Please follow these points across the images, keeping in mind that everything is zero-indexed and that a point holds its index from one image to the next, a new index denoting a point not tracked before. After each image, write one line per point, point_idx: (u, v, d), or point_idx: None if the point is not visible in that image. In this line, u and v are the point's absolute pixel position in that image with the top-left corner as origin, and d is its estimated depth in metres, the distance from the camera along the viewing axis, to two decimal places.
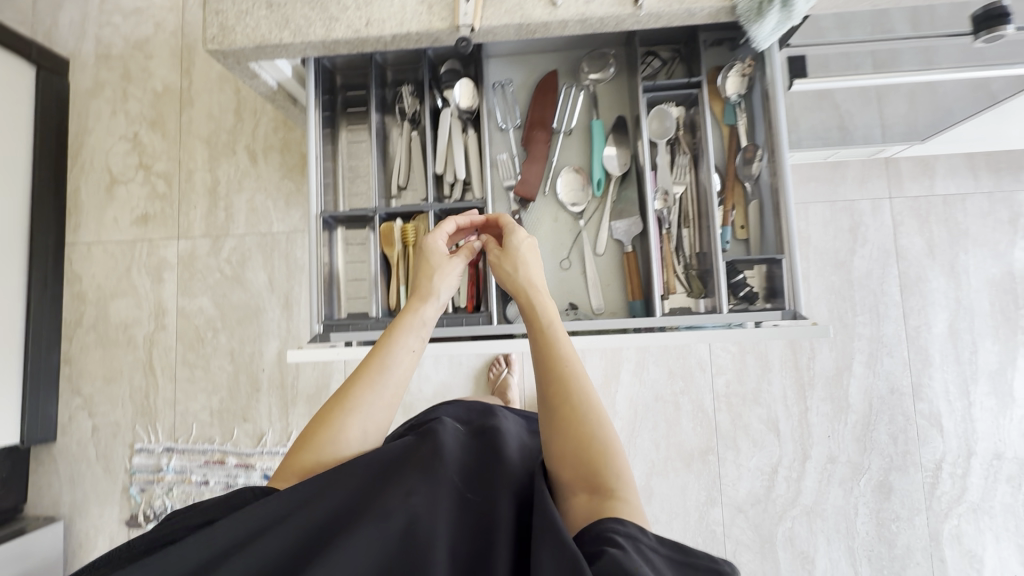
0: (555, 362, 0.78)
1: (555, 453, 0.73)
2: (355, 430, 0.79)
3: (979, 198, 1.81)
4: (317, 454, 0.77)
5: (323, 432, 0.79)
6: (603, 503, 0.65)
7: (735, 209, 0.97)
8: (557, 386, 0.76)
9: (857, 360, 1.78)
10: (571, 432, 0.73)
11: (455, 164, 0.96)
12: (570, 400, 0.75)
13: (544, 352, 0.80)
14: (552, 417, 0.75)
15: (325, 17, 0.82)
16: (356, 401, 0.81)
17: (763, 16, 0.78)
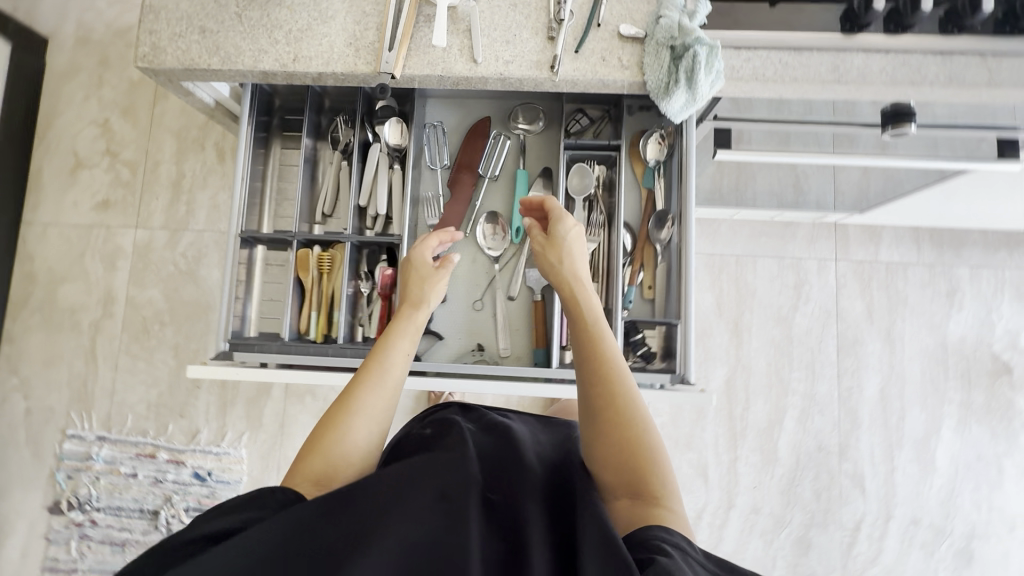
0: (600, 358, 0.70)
1: (597, 457, 0.66)
2: (362, 431, 0.67)
3: (921, 268, 1.87)
4: (324, 464, 0.63)
5: (326, 437, 0.65)
6: (651, 510, 0.60)
7: (645, 269, 0.98)
8: (601, 386, 0.68)
9: (789, 415, 1.82)
10: (617, 436, 0.65)
11: (379, 198, 0.98)
12: (618, 402, 0.67)
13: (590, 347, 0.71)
14: (601, 420, 0.67)
15: (255, 49, 0.85)
16: (362, 399, 0.68)
17: (670, 94, 0.80)
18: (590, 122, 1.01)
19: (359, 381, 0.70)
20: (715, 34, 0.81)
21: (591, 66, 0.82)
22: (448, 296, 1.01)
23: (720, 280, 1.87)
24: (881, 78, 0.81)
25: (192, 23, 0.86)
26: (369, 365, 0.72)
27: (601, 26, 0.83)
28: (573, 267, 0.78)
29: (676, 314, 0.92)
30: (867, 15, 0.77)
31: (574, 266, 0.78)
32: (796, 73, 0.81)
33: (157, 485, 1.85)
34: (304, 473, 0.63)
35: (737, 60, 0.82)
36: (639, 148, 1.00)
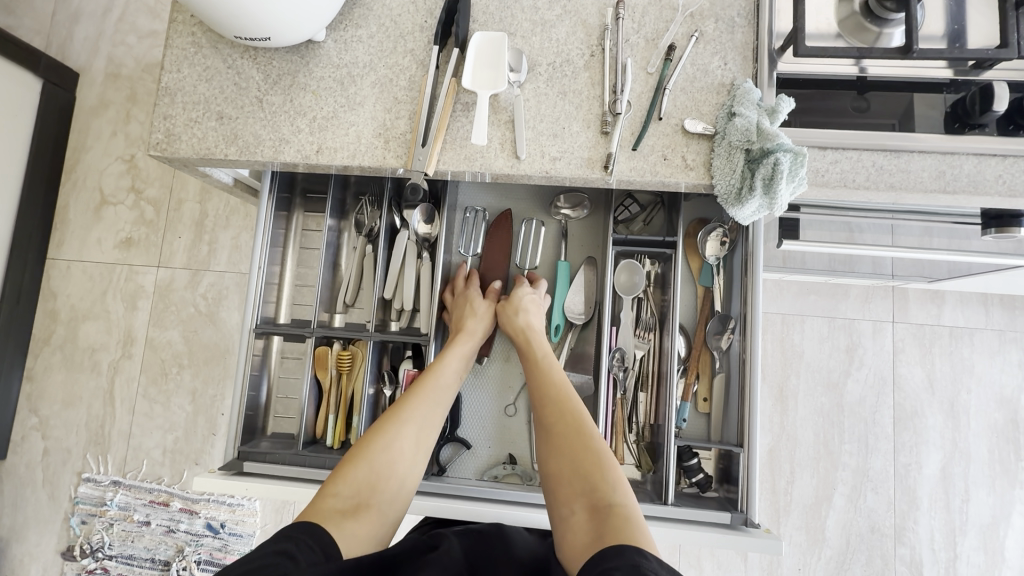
0: (545, 384, 0.75)
1: (551, 478, 0.66)
2: (408, 439, 0.69)
3: (988, 334, 1.70)
4: (367, 474, 0.64)
5: (371, 442, 0.67)
6: (608, 520, 0.57)
7: (700, 379, 0.88)
8: (551, 409, 0.71)
9: (839, 491, 1.66)
10: (573, 452, 0.66)
11: (405, 291, 0.89)
12: (564, 420, 0.70)
13: (543, 376, 0.76)
14: (554, 444, 0.68)
15: (276, 138, 0.77)
16: (403, 413, 0.71)
17: (742, 201, 0.69)
18: (640, 210, 0.91)
19: (408, 394, 0.74)
20: (797, 133, 0.70)
21: (651, 165, 0.72)
22: (478, 399, 0.92)
23: (765, 339, 1.75)
24: (998, 187, 0.69)
25: (210, 107, 0.79)
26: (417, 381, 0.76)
27: (662, 119, 0.73)
28: (526, 319, 0.84)
29: (737, 439, 0.80)
30: (982, 116, 0.65)
31: (526, 316, 0.84)
32: (894, 179, 0.70)
33: (169, 535, 1.68)
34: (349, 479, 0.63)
35: (822, 162, 0.71)
36: (695, 242, 0.90)
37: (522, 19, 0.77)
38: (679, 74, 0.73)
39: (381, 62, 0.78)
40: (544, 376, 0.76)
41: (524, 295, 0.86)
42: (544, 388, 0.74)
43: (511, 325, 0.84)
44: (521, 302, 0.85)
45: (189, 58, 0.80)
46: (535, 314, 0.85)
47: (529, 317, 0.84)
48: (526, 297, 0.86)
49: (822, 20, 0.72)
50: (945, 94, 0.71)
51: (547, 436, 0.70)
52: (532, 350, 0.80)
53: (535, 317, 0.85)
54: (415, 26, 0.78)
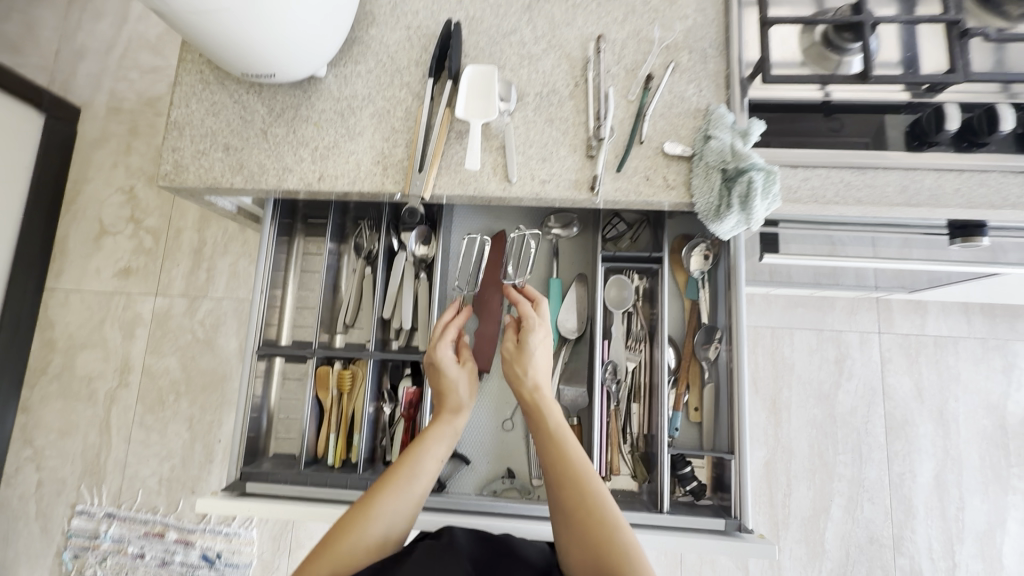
0: (562, 458, 0.70)
1: (571, 570, 0.63)
2: (385, 536, 0.64)
3: (972, 342, 1.75)
4: (338, 571, 0.60)
5: (348, 536, 0.63)
6: None
7: (690, 389, 0.91)
8: (569, 486, 0.68)
9: (836, 503, 1.67)
10: (589, 541, 0.63)
11: (403, 311, 0.92)
12: (584, 501, 0.66)
13: (553, 450, 0.71)
14: (571, 530, 0.65)
15: (280, 167, 0.81)
16: (382, 503, 0.66)
17: (721, 217, 0.73)
18: (627, 228, 0.96)
19: (390, 480, 0.68)
20: (769, 153, 0.75)
21: (634, 185, 0.76)
22: (476, 415, 0.94)
23: (756, 352, 1.78)
24: (958, 200, 0.74)
25: (216, 140, 0.83)
26: (402, 463, 0.71)
27: (643, 143, 0.78)
28: (534, 376, 0.79)
29: (728, 446, 0.83)
30: (937, 134, 0.71)
31: (534, 374, 0.79)
32: (861, 194, 0.75)
33: (164, 567, 1.65)
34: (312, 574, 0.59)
35: (793, 180, 0.76)
36: (681, 258, 0.94)
37: (511, 53, 0.82)
38: (658, 100, 0.79)
39: (379, 95, 0.83)
40: (554, 448, 0.72)
41: (536, 346, 0.81)
42: (559, 462, 0.70)
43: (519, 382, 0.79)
44: (530, 352, 0.80)
45: (196, 94, 0.85)
46: (544, 370, 0.80)
47: (537, 374, 0.79)
48: (538, 349, 0.81)
49: (787, 51, 0.79)
50: (904, 115, 0.76)
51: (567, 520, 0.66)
52: (542, 414, 0.76)
53: (544, 374, 0.80)
54: (410, 62, 0.84)
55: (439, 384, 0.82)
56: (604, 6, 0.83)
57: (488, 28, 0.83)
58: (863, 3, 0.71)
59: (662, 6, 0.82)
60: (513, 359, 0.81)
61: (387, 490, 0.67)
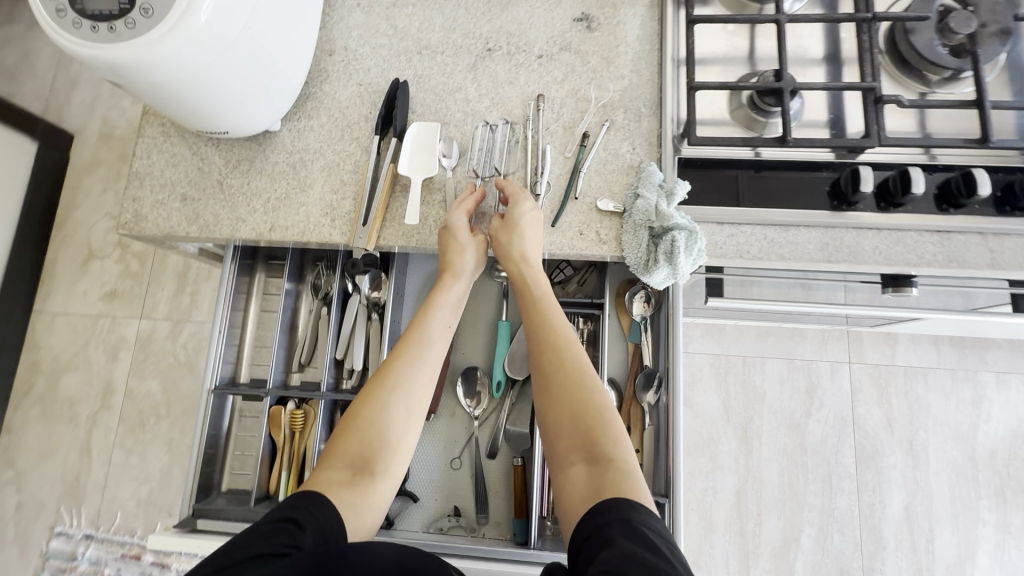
0: (547, 334, 0.74)
1: (551, 424, 0.69)
2: (397, 410, 0.69)
3: (942, 373, 1.76)
4: (358, 446, 0.66)
5: (361, 414, 0.68)
6: (608, 473, 0.60)
7: (632, 432, 0.93)
8: (552, 357, 0.73)
9: (806, 533, 1.68)
10: (570, 402, 0.68)
11: (355, 352, 0.95)
12: (565, 370, 0.71)
13: (542, 323, 0.75)
14: (555, 392, 0.70)
15: (233, 217, 0.85)
16: (394, 376, 0.71)
17: (650, 269, 0.76)
18: (574, 272, 0.99)
19: (397, 357, 0.73)
20: (696, 210, 0.78)
21: (569, 239, 0.80)
22: (426, 454, 0.97)
23: (727, 381, 1.80)
24: (875, 257, 0.77)
25: (174, 191, 0.87)
26: (407, 340, 0.75)
27: (578, 199, 0.81)
28: (522, 247, 0.77)
29: (664, 491, 0.85)
30: (854, 195, 0.74)
31: (522, 245, 0.77)
32: (783, 250, 0.78)
33: None
34: (339, 454, 0.65)
35: (719, 236, 0.79)
36: (625, 302, 0.97)
37: (456, 110, 0.86)
38: (593, 157, 0.82)
39: (329, 148, 0.87)
40: (542, 323, 0.75)
41: (523, 217, 0.77)
42: (543, 336, 0.74)
43: (506, 252, 0.77)
44: (520, 227, 0.76)
45: (158, 145, 0.89)
46: (533, 242, 0.77)
47: (526, 246, 0.77)
48: (528, 226, 0.76)
49: (714, 111, 0.83)
50: (826, 175, 0.78)
51: (548, 386, 0.71)
52: (530, 287, 0.78)
53: (533, 245, 0.77)
54: (361, 117, 0.88)
55: (443, 259, 0.80)
56: (546, 65, 0.87)
57: (435, 85, 0.88)
58: (783, 71, 0.75)
59: (601, 66, 0.86)
60: (501, 231, 0.78)
61: (394, 367, 0.72)
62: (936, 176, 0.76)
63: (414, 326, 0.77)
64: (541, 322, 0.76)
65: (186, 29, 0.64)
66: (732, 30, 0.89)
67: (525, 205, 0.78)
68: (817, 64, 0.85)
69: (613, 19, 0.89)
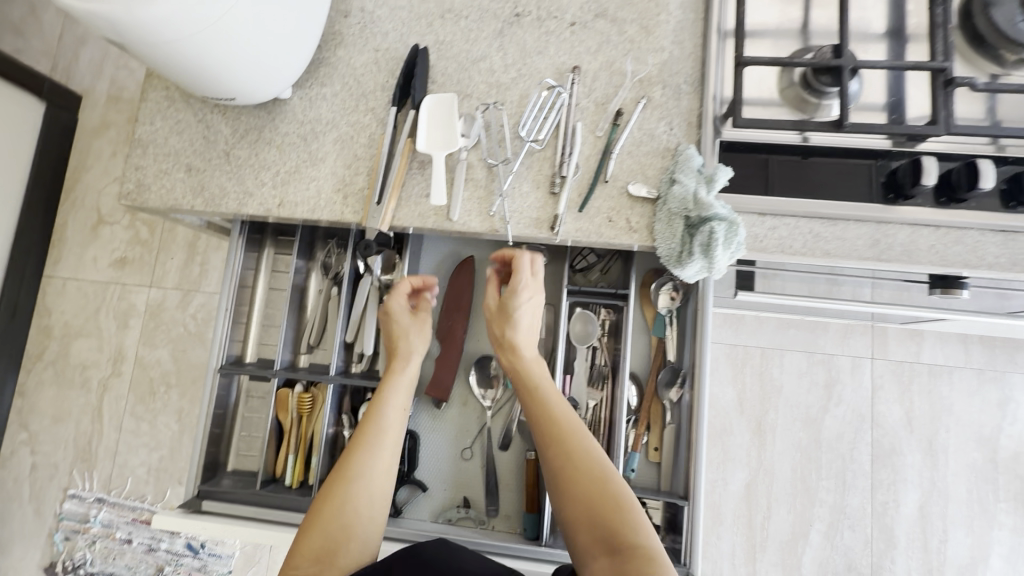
0: (544, 417, 0.67)
1: (563, 519, 0.61)
2: (364, 499, 0.64)
3: (968, 373, 1.70)
4: (324, 540, 0.61)
5: (327, 508, 0.63)
6: (626, 564, 0.54)
7: (651, 430, 0.89)
8: (555, 445, 0.64)
9: (815, 528, 1.66)
10: (578, 491, 0.61)
11: (365, 336, 0.92)
12: (573, 458, 0.63)
13: (541, 406, 0.68)
14: (561, 479, 0.62)
15: (241, 191, 0.81)
16: (359, 462, 0.66)
17: (683, 263, 0.71)
18: (597, 259, 0.94)
19: (364, 442, 0.68)
20: (736, 199, 0.72)
21: (596, 226, 0.74)
22: (436, 443, 0.94)
23: (743, 373, 1.75)
24: (930, 257, 0.71)
25: (178, 161, 0.82)
26: (368, 422, 0.70)
27: (608, 182, 0.75)
28: (514, 332, 0.74)
29: (683, 492, 0.81)
30: (913, 187, 0.67)
31: (515, 333, 0.74)
32: (829, 246, 0.72)
33: (150, 553, 1.65)
34: (299, 551, 0.60)
35: (761, 229, 0.73)
36: (650, 293, 0.92)
37: (480, 81, 0.80)
38: (626, 138, 0.76)
39: (343, 120, 0.81)
40: (538, 402, 0.69)
41: (521, 304, 0.75)
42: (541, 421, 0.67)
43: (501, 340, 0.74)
44: (514, 314, 0.74)
45: (162, 111, 0.84)
46: (524, 327, 0.75)
47: (519, 332, 0.74)
48: (523, 311, 0.75)
49: (763, 89, 0.76)
50: (882, 163, 0.71)
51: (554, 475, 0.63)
52: (523, 373, 0.72)
53: (527, 333, 0.75)
54: (376, 86, 0.82)
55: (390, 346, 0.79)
56: (579, 34, 0.80)
57: (457, 54, 0.81)
58: (844, 46, 0.68)
59: (639, 36, 0.79)
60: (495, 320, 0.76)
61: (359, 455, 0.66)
62: (1005, 170, 0.69)
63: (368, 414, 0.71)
64: (541, 407, 0.67)
65: None
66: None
67: (522, 292, 0.75)
68: (878, 40, 0.78)
69: None
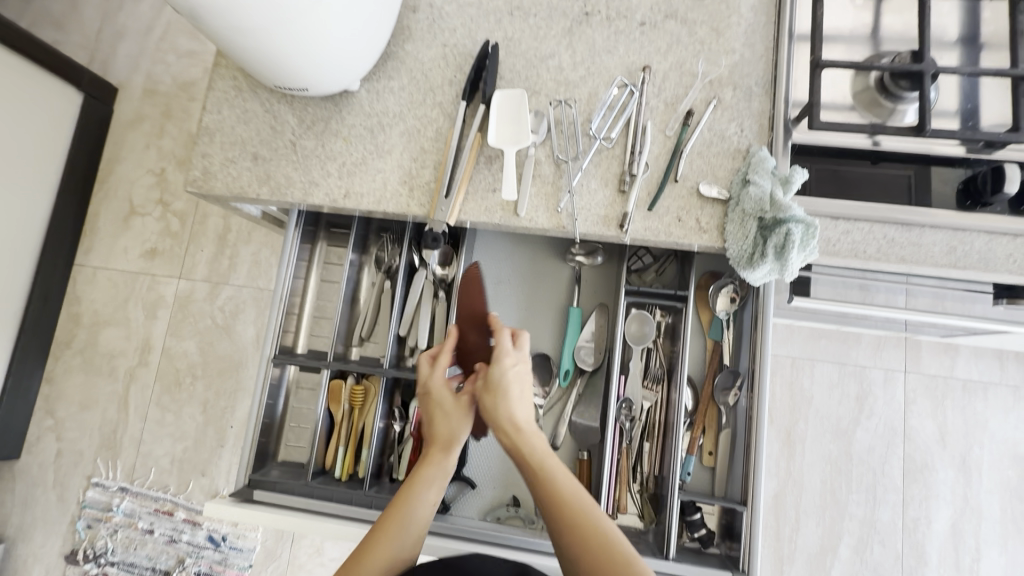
0: (548, 497, 0.57)
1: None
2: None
3: (1003, 390, 1.62)
4: None
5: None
6: None
7: (706, 433, 0.88)
8: (559, 528, 0.55)
9: (844, 542, 1.57)
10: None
11: (419, 331, 0.92)
12: (574, 537, 0.54)
13: (542, 479, 0.58)
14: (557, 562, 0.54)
15: (306, 181, 0.81)
16: (385, 543, 0.57)
17: (754, 264, 0.70)
18: (653, 261, 0.93)
19: (382, 524, 0.58)
20: (808, 201, 0.72)
21: (665, 225, 0.74)
22: (487, 440, 0.94)
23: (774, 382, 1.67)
24: (1011, 266, 0.71)
25: (245, 149, 0.83)
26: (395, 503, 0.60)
27: (678, 181, 0.75)
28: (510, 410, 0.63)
29: (740, 497, 0.80)
30: (993, 195, 0.67)
31: (511, 411, 0.63)
32: (905, 251, 0.72)
33: (171, 544, 1.61)
34: None
35: (834, 232, 0.73)
36: (706, 296, 0.92)
37: (547, 78, 0.80)
38: (697, 138, 0.76)
39: (410, 113, 0.81)
40: (545, 481, 0.58)
41: (507, 376, 0.64)
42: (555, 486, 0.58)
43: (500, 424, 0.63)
44: (505, 387, 0.64)
45: (230, 100, 0.84)
46: (522, 399, 0.64)
47: (516, 410, 0.63)
48: (514, 382, 0.65)
49: (837, 92, 0.77)
50: (959, 170, 0.72)
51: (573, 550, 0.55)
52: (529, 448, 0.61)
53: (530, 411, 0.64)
54: (444, 81, 0.82)
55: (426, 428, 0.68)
56: (648, 34, 0.80)
57: (525, 51, 0.81)
58: (925, 51, 0.67)
59: (710, 38, 0.79)
60: (483, 395, 0.65)
61: (380, 534, 0.57)
62: None
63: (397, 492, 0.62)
64: (543, 482, 0.58)
65: None
66: (858, 4, 0.81)
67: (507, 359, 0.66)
68: (952, 47, 0.77)
69: None
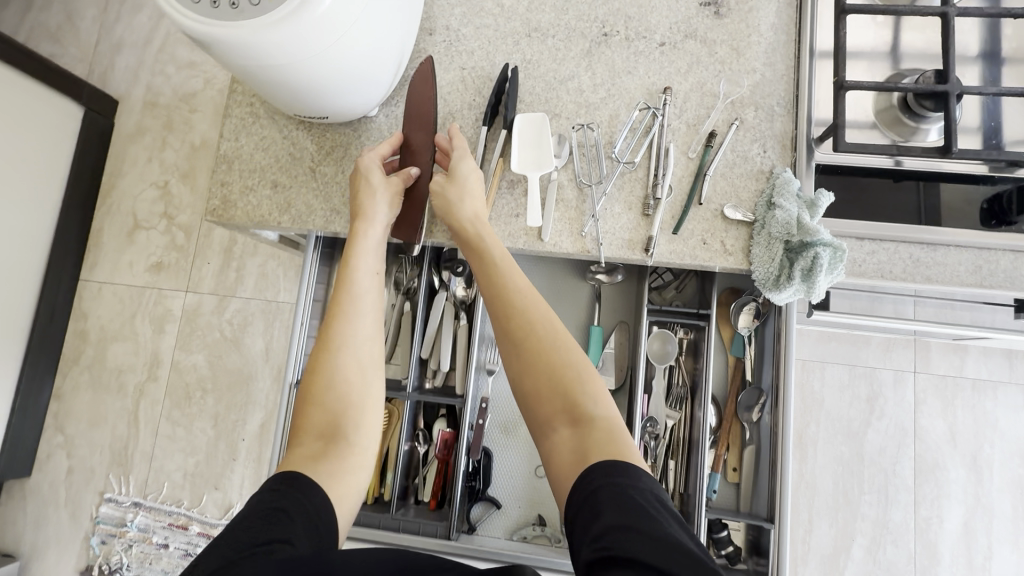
0: (503, 292, 0.65)
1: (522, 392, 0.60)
2: (350, 365, 0.68)
3: (1014, 388, 1.60)
4: (326, 415, 0.64)
5: (315, 381, 0.66)
6: (591, 434, 0.53)
7: (730, 449, 0.89)
8: (516, 323, 0.62)
9: (858, 542, 1.56)
10: (533, 357, 0.60)
11: (441, 353, 0.92)
12: (534, 334, 0.62)
13: (495, 285, 0.66)
14: (515, 350, 0.61)
15: (327, 208, 0.81)
16: (339, 332, 0.69)
17: (780, 286, 0.70)
18: (673, 278, 0.93)
19: (335, 318, 0.70)
20: (833, 222, 0.73)
21: (690, 248, 0.74)
22: (510, 459, 0.94)
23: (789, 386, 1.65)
24: None
25: (264, 176, 0.82)
26: (341, 296, 0.72)
27: (702, 204, 0.75)
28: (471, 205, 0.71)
29: (767, 514, 0.80)
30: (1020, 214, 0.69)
31: (471, 205, 0.71)
32: (930, 271, 0.72)
33: (187, 558, 1.59)
34: (306, 430, 0.62)
35: (859, 253, 0.73)
36: (727, 312, 0.92)
37: (567, 100, 0.80)
38: (719, 160, 0.76)
39: None
40: (496, 282, 0.66)
41: (468, 174, 0.73)
42: (500, 294, 0.65)
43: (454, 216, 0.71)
44: (462, 180, 0.72)
45: (247, 127, 0.84)
46: (479, 198, 0.72)
47: (466, 205, 0.71)
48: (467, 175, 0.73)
49: (859, 111, 0.76)
50: (982, 188, 0.72)
51: (516, 348, 0.62)
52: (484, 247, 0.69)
53: (480, 206, 0.72)
54: (464, 104, 0.82)
55: (357, 208, 0.75)
56: (668, 55, 0.80)
57: (544, 73, 0.81)
58: (949, 72, 0.67)
59: (730, 58, 0.79)
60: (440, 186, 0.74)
61: (334, 327, 0.69)
62: None
63: (342, 286, 0.72)
64: (496, 285, 0.65)
65: (296, 27, 0.58)
66: (879, 21, 0.81)
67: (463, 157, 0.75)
68: (974, 62, 0.77)
69: (745, 5, 0.81)
